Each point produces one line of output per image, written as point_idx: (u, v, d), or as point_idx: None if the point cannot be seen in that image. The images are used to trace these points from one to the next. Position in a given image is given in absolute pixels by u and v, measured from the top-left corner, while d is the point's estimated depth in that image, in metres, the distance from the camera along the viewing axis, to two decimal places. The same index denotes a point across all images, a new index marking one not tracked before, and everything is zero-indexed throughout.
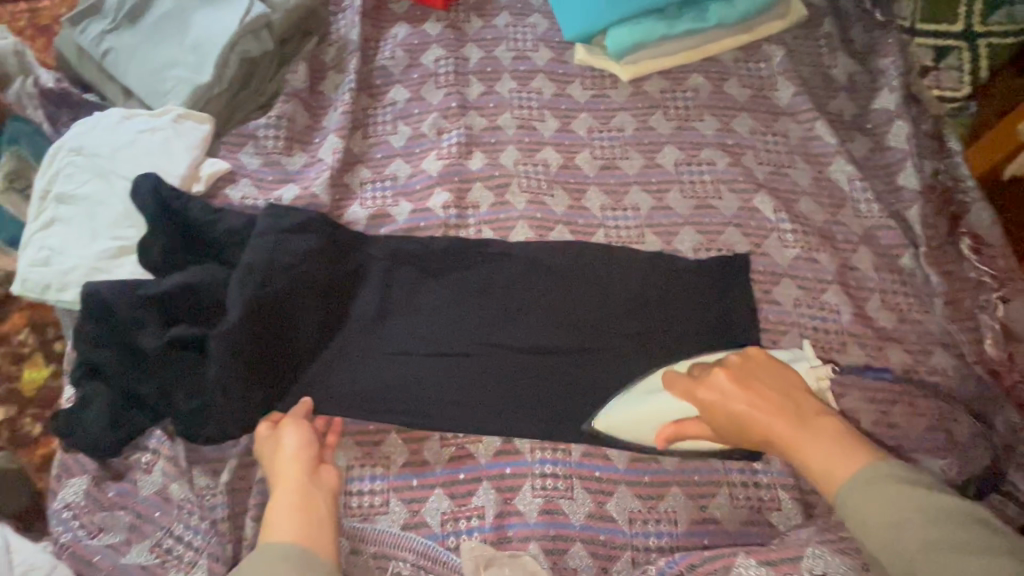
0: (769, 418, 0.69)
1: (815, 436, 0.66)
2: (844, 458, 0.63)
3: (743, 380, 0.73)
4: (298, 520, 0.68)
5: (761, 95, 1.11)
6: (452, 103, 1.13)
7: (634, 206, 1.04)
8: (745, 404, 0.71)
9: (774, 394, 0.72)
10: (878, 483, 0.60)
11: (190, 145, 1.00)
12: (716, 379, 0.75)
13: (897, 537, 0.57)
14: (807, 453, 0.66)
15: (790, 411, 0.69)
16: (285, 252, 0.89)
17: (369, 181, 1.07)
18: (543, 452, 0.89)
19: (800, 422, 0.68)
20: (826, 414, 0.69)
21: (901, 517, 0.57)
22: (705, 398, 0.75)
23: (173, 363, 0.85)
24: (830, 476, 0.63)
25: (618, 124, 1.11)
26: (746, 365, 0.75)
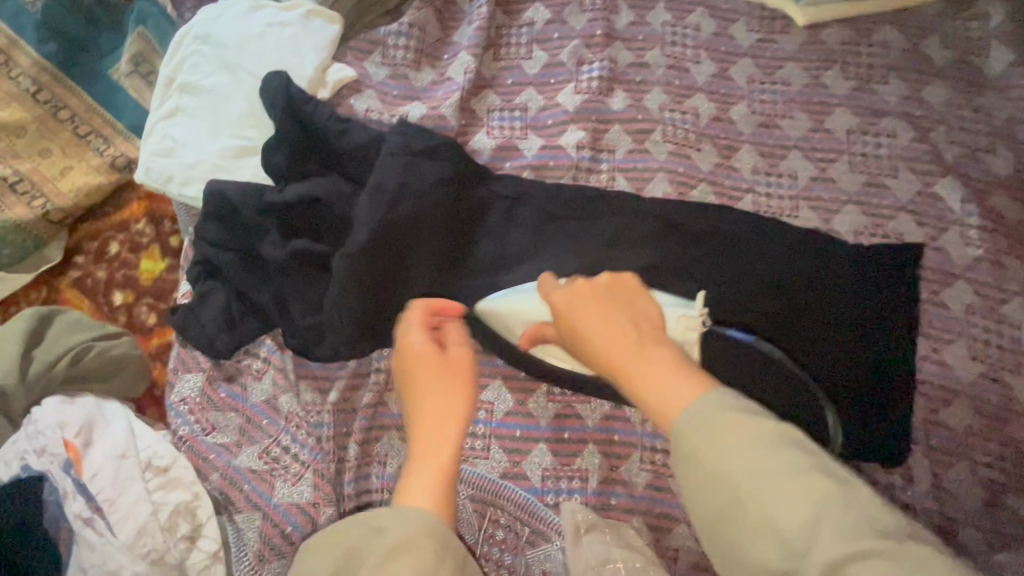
0: (606, 338, 0.60)
1: (656, 361, 0.56)
2: (665, 383, 0.54)
3: (603, 296, 0.65)
4: (448, 479, 0.56)
5: (965, 61, 0.94)
6: (597, 30, 1.01)
7: (791, 174, 0.92)
8: (586, 321, 0.63)
9: (625, 318, 0.63)
10: (714, 411, 0.50)
11: (319, 46, 0.94)
12: (585, 290, 0.65)
13: (736, 471, 0.47)
14: (638, 378, 0.56)
15: (631, 333, 0.60)
16: (415, 175, 0.84)
17: (498, 108, 0.98)
18: (654, 425, 0.83)
19: (637, 346, 0.59)
20: (668, 344, 0.59)
21: (745, 456, 0.47)
22: (561, 305, 0.65)
23: (293, 275, 0.82)
24: (662, 397, 0.54)
25: (785, 77, 0.97)
26: (612, 285, 0.67)
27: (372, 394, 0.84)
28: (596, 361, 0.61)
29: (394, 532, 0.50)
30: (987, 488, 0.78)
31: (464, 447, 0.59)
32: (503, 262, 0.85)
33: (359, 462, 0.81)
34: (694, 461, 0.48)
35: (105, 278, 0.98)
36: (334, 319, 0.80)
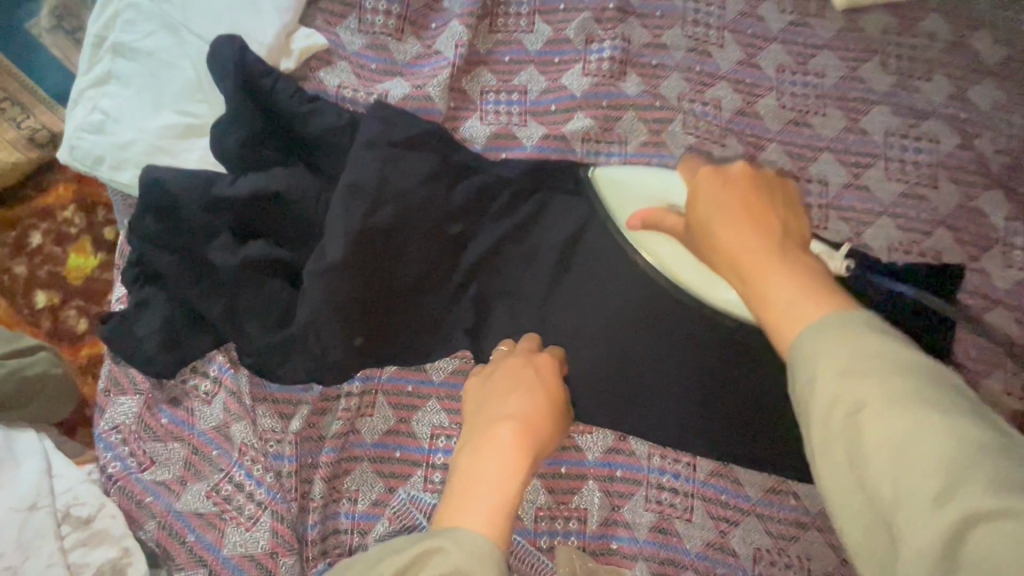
0: (738, 228, 0.51)
1: (790, 266, 0.47)
2: (804, 288, 0.44)
3: (755, 181, 0.54)
4: (506, 475, 0.54)
5: (1018, 59, 0.84)
6: (609, 2, 0.87)
7: (821, 179, 0.82)
8: (719, 221, 0.53)
9: (770, 205, 0.53)
10: (848, 334, 0.39)
11: (281, 7, 0.78)
12: (734, 174, 0.55)
13: (870, 424, 0.36)
14: (770, 285, 0.46)
15: (777, 233, 0.50)
16: (398, 170, 0.71)
17: (493, 90, 0.85)
18: (662, 459, 0.74)
19: (782, 255, 0.48)
20: (818, 264, 0.48)
21: (881, 375, 0.36)
22: (699, 191, 0.56)
23: (248, 285, 0.69)
24: (792, 305, 0.43)
25: (818, 68, 0.86)
26: (773, 186, 0.55)
27: (341, 423, 0.73)
28: (722, 266, 0.52)
29: (453, 554, 0.46)
30: None
31: (529, 449, 0.57)
32: (502, 278, 0.77)
33: (326, 500, 0.71)
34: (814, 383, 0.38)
35: (26, 274, 0.84)
36: (308, 342, 0.69)
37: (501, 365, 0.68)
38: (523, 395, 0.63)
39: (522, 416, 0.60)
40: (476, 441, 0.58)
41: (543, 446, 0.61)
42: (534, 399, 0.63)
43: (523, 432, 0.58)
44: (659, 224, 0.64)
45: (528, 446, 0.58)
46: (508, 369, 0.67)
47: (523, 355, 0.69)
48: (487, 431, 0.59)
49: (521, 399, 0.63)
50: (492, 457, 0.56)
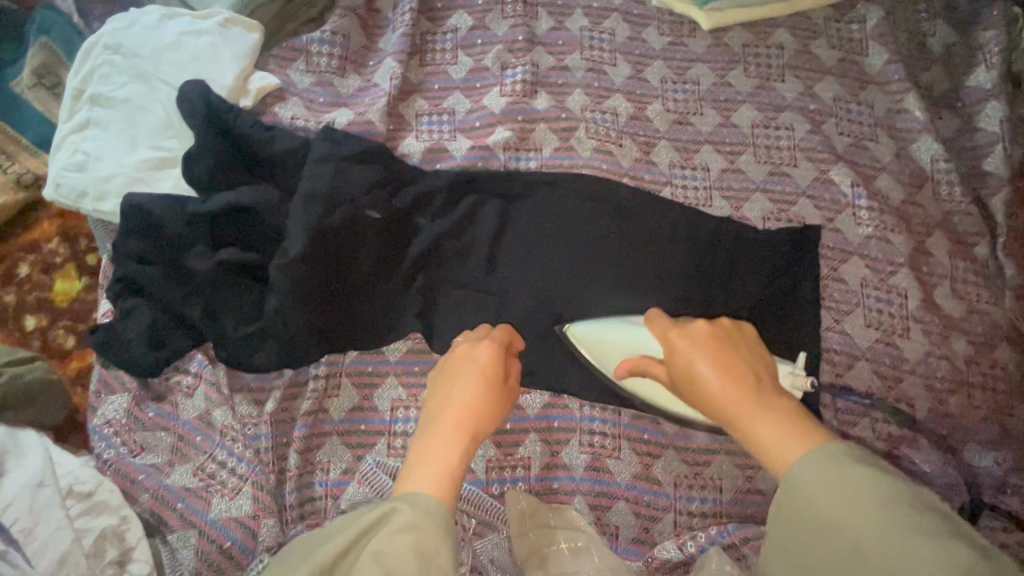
0: (724, 387, 0.65)
1: (775, 414, 0.63)
2: (794, 441, 0.61)
3: (715, 333, 0.71)
4: (447, 457, 0.65)
5: (849, 60, 1.04)
6: (519, 36, 1.05)
7: (704, 166, 0.99)
8: (707, 362, 0.68)
9: (729, 349, 0.69)
10: (821, 464, 0.59)
11: (239, 54, 0.92)
12: (698, 331, 0.71)
13: (810, 507, 0.58)
14: (763, 436, 0.62)
15: (751, 381, 0.66)
16: (348, 180, 0.84)
17: (426, 113, 1.00)
18: (592, 409, 0.86)
19: (758, 393, 0.65)
20: (785, 394, 0.65)
21: (821, 502, 0.58)
22: (676, 346, 0.71)
23: (223, 287, 0.80)
24: (782, 451, 0.61)
25: (694, 77, 1.04)
26: (729, 332, 0.72)
27: (311, 402, 0.84)
28: (710, 406, 0.67)
29: (402, 516, 0.60)
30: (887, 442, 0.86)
31: (467, 437, 0.67)
32: (444, 266, 0.90)
33: (301, 470, 0.81)
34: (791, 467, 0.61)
35: (15, 301, 0.94)
36: (277, 329, 0.80)
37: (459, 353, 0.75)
38: (467, 386, 0.71)
39: (466, 406, 0.69)
40: (430, 428, 0.68)
41: (487, 428, 0.70)
42: (477, 388, 0.71)
43: (463, 422, 0.68)
44: (645, 372, 0.76)
45: (466, 432, 0.67)
46: (462, 362, 0.74)
47: (474, 345, 0.75)
48: (440, 417, 0.69)
49: (465, 393, 0.70)
50: (434, 437, 0.67)
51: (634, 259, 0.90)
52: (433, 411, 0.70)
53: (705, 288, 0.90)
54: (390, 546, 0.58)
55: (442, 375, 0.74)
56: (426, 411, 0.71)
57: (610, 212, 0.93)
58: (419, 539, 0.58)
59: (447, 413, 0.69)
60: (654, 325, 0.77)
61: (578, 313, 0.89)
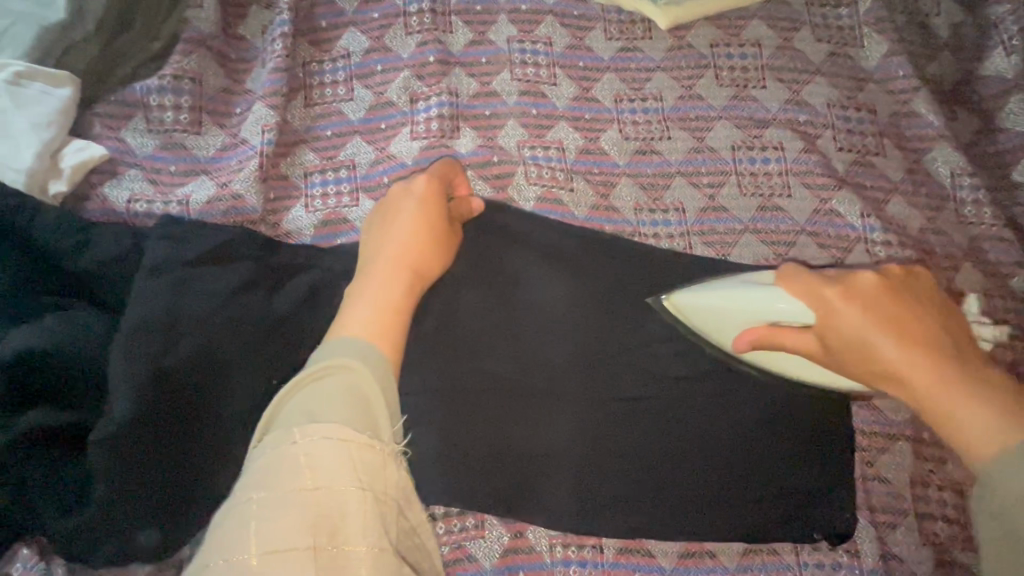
0: (905, 359, 0.52)
1: (983, 395, 0.48)
2: (993, 416, 0.47)
3: (892, 290, 0.56)
4: (387, 287, 0.57)
5: (841, 53, 0.84)
6: (429, 56, 0.82)
7: (678, 207, 0.78)
8: (891, 334, 0.53)
9: (903, 305, 0.55)
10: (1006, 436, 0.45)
11: (40, 122, 0.67)
12: (868, 289, 0.55)
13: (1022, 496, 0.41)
14: (961, 404, 0.49)
15: (947, 351, 0.52)
16: (195, 295, 0.61)
17: (317, 170, 0.77)
18: (566, 548, 0.67)
19: (958, 365, 0.51)
20: (988, 370, 0.51)
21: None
22: (839, 309, 0.55)
23: (33, 462, 0.56)
24: (982, 437, 0.46)
25: (655, 91, 0.83)
26: (906, 283, 0.57)
27: None
28: (882, 375, 0.54)
29: (306, 444, 0.41)
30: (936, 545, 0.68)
31: (417, 281, 0.60)
32: None
33: None
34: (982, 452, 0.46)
35: None
36: (117, 521, 0.58)
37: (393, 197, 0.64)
38: (404, 202, 0.63)
39: (400, 253, 0.60)
40: (367, 269, 0.60)
41: (431, 268, 0.62)
42: (417, 233, 0.61)
43: (403, 296, 0.57)
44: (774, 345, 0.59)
45: (396, 310, 0.55)
46: (399, 201, 0.64)
47: (406, 186, 0.65)
48: (376, 250, 0.61)
49: (406, 216, 0.62)
50: (370, 276, 0.58)
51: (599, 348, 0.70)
52: (371, 247, 0.62)
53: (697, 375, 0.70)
54: (312, 466, 0.40)
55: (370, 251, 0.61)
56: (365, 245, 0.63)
57: (570, 270, 0.72)
58: (350, 424, 0.43)
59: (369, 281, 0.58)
60: (791, 285, 0.59)
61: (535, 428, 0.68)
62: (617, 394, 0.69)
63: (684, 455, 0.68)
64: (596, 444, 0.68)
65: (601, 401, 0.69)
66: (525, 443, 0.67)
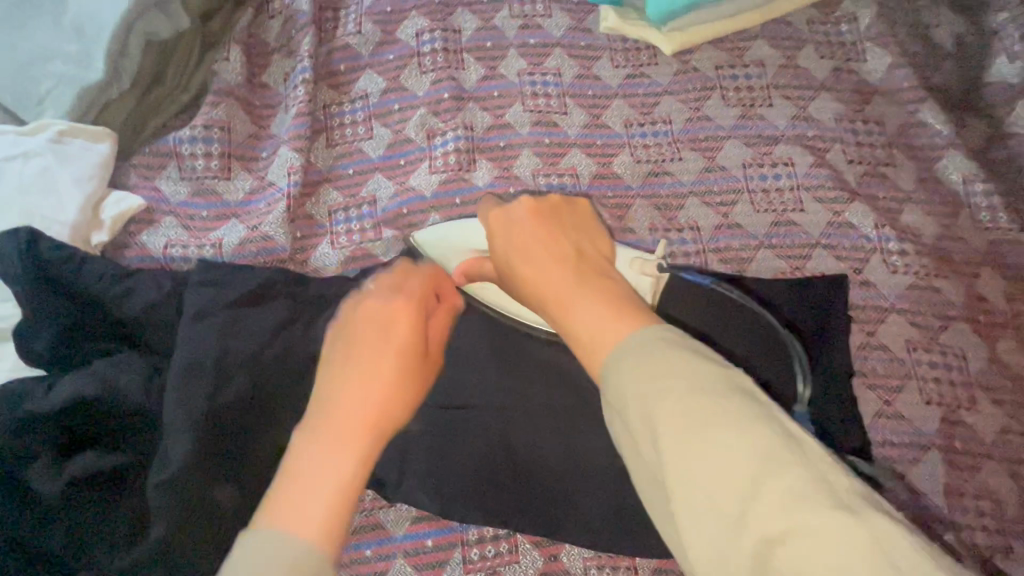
0: (549, 271, 0.51)
1: (596, 296, 0.46)
2: (612, 314, 0.44)
3: (538, 214, 0.57)
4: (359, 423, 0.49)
5: (845, 68, 0.86)
6: (444, 93, 0.85)
7: (693, 226, 0.80)
8: (531, 252, 0.54)
9: (566, 230, 0.56)
10: (658, 358, 0.38)
11: (83, 176, 0.71)
12: (528, 212, 0.57)
13: (708, 467, 0.34)
14: (574, 306, 0.46)
15: (565, 259, 0.52)
16: (239, 337, 0.63)
17: (341, 208, 0.80)
18: (602, 571, 0.67)
19: (580, 275, 0.49)
20: (610, 279, 0.49)
21: (687, 439, 0.35)
22: (498, 244, 0.57)
23: (90, 508, 0.58)
24: (595, 339, 0.43)
25: (664, 114, 0.85)
26: (558, 209, 0.59)
27: None
28: (534, 296, 0.52)
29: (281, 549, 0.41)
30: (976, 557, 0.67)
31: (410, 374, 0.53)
32: None
33: None
34: (628, 393, 0.38)
35: None
36: (167, 571, 0.57)
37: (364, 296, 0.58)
38: (375, 319, 0.55)
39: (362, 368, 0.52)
40: (346, 373, 0.52)
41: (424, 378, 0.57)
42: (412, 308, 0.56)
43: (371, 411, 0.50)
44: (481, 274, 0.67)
45: (372, 428, 0.50)
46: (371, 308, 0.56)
47: (380, 298, 0.56)
48: (343, 369, 0.52)
49: (372, 328, 0.55)
50: (337, 382, 0.52)
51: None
52: (330, 379, 0.52)
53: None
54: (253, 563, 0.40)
55: (336, 353, 0.54)
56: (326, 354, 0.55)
57: None
58: (308, 556, 0.41)
59: (332, 391, 0.51)
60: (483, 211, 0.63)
61: (571, 451, 0.69)
62: None
63: None
64: None
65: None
66: (565, 468, 0.68)
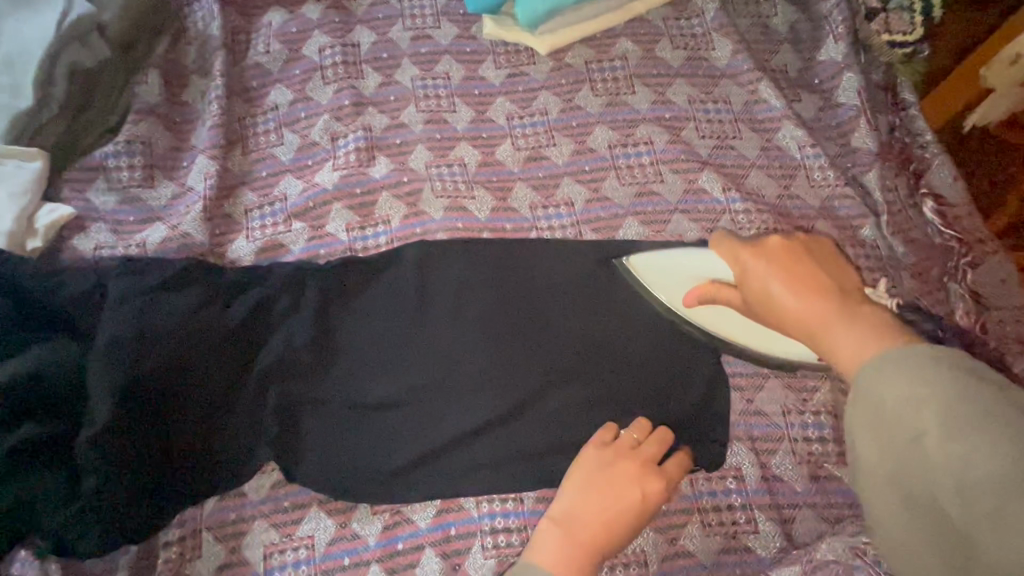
0: (802, 301, 0.56)
1: (863, 322, 0.52)
2: (878, 340, 0.49)
3: (793, 253, 0.60)
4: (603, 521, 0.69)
5: (697, 57, 0.98)
6: (345, 101, 0.96)
7: (567, 202, 0.91)
8: (780, 281, 0.58)
9: (810, 263, 0.59)
10: (915, 362, 0.44)
11: (16, 191, 0.79)
12: (773, 248, 0.60)
13: (887, 419, 0.43)
14: (837, 335, 0.52)
15: (830, 290, 0.56)
16: (156, 316, 0.73)
17: (255, 207, 0.90)
18: (490, 504, 0.77)
19: (842, 304, 0.54)
20: (876, 307, 0.54)
21: (922, 400, 0.42)
22: (748, 267, 0.61)
23: (25, 472, 0.67)
24: (855, 354, 0.50)
25: (541, 106, 0.97)
26: (806, 247, 0.61)
27: None
28: (790, 328, 0.57)
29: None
30: (809, 463, 0.79)
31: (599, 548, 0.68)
32: (298, 382, 0.79)
33: None
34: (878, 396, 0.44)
35: None
36: (102, 509, 0.67)
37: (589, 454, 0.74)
38: (628, 472, 0.72)
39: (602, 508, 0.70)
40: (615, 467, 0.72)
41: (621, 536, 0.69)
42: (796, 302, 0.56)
43: (607, 518, 0.69)
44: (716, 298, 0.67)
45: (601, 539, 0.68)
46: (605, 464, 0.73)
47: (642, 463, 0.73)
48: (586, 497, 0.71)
49: (629, 467, 0.72)
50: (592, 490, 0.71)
51: (510, 328, 0.81)
52: (565, 505, 0.71)
53: (592, 340, 0.81)
54: None
55: (584, 478, 0.72)
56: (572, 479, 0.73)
57: (478, 267, 0.85)
58: None
59: (593, 479, 0.72)
60: (721, 250, 0.67)
61: (459, 398, 0.79)
62: (531, 367, 0.80)
63: (588, 410, 0.79)
64: (513, 410, 0.78)
65: (514, 370, 0.80)
66: (450, 409, 0.79)
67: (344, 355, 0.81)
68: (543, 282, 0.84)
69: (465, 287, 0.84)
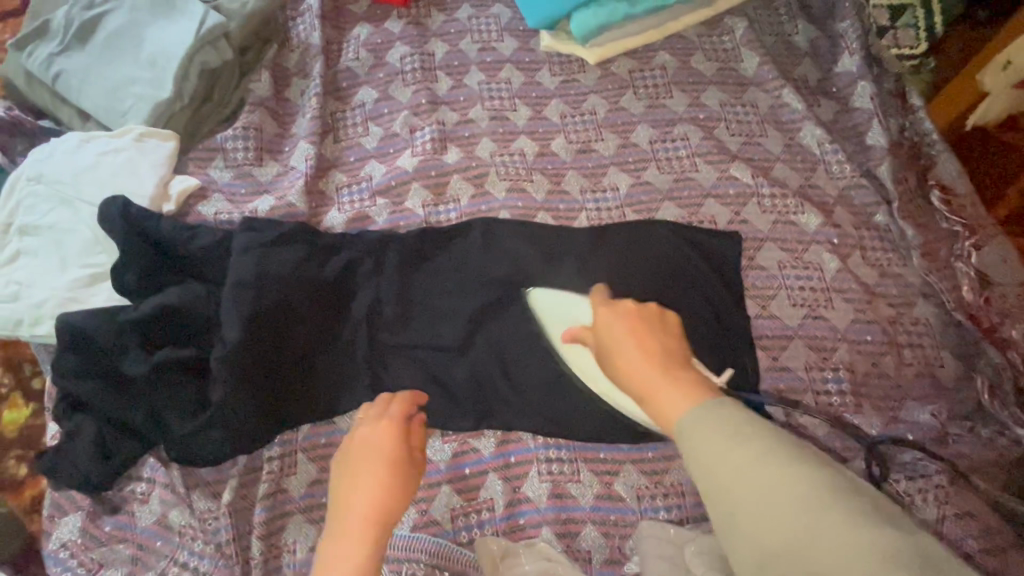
0: (639, 367, 0.60)
1: (688, 390, 0.56)
2: (688, 400, 0.55)
3: (641, 318, 0.65)
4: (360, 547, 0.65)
5: (726, 67, 1.12)
6: (422, 99, 1.12)
7: (613, 187, 1.04)
8: (631, 341, 0.63)
9: (654, 327, 0.64)
10: (735, 427, 0.50)
11: (156, 164, 0.97)
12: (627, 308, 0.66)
13: (728, 478, 0.48)
14: (664, 402, 0.56)
15: (660, 359, 0.60)
16: (273, 265, 0.88)
17: (346, 185, 1.05)
18: (546, 437, 0.88)
19: (667, 370, 0.59)
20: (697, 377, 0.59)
21: (754, 463, 0.48)
22: (603, 316, 0.68)
23: (165, 385, 0.81)
24: (676, 409, 0.55)
25: (590, 107, 1.11)
26: (658, 318, 0.66)
27: (267, 486, 0.85)
28: (624, 379, 0.62)
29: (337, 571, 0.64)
30: (832, 413, 0.89)
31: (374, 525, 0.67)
32: (384, 331, 0.92)
33: (266, 556, 0.81)
34: (728, 470, 0.49)
35: None
36: (225, 420, 0.81)
37: (343, 456, 0.75)
38: (369, 441, 0.75)
39: (371, 489, 0.70)
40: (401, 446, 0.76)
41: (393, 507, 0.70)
42: (643, 357, 0.61)
43: (371, 510, 0.68)
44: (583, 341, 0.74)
45: (375, 521, 0.67)
46: (361, 438, 0.75)
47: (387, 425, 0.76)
48: (341, 512, 0.69)
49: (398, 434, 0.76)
50: (344, 531, 0.66)
51: (563, 291, 0.93)
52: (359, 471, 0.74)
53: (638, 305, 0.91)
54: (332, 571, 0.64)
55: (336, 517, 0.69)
56: (331, 498, 0.72)
57: (540, 238, 0.97)
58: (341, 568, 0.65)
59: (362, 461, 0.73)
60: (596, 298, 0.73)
61: (518, 350, 0.91)
62: None
63: None
64: (571, 359, 0.90)
65: (566, 329, 0.91)
66: (511, 361, 0.90)
67: (418, 310, 0.94)
68: (597, 250, 0.96)
69: (528, 252, 0.96)
